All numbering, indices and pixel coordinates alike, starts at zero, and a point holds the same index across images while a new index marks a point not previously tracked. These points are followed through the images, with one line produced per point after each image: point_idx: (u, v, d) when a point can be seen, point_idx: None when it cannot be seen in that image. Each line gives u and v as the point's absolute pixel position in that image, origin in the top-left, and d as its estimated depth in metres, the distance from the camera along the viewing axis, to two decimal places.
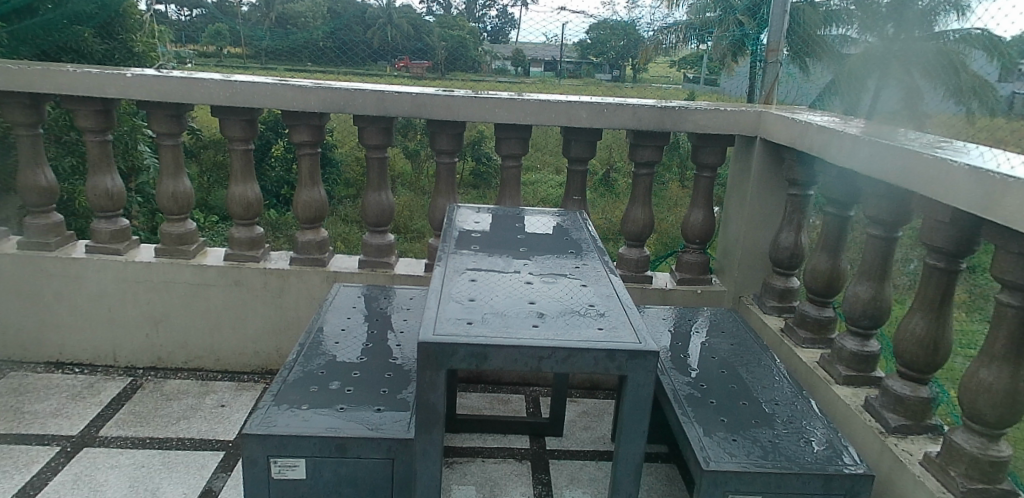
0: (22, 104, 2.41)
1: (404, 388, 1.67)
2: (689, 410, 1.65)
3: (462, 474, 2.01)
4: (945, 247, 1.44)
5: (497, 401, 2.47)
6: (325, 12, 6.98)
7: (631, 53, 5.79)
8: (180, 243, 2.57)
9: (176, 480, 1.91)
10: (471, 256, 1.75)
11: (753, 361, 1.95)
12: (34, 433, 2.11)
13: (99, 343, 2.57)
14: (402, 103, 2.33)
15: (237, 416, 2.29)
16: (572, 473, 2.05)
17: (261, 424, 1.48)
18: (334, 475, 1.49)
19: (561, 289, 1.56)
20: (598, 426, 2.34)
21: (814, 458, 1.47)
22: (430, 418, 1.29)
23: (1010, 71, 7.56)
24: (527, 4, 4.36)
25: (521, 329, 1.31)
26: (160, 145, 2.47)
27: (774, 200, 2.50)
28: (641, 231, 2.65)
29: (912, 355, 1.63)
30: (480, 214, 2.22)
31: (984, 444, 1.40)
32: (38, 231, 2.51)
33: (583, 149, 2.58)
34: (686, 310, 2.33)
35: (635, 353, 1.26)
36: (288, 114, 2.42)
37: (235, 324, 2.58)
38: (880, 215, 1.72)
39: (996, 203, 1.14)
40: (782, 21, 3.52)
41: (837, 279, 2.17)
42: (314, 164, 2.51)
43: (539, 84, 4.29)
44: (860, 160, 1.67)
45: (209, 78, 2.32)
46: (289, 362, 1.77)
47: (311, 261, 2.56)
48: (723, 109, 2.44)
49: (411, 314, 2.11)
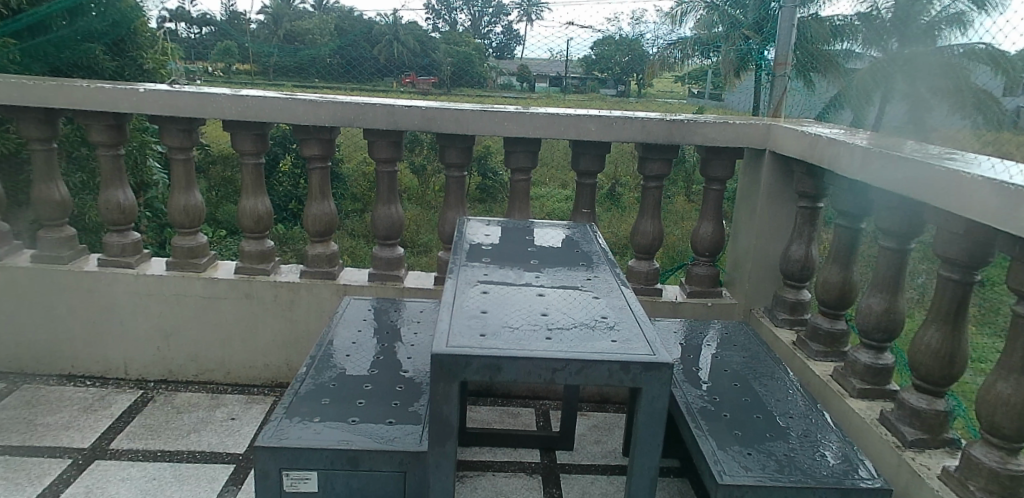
0: (38, 118, 2.43)
1: (416, 401, 1.66)
2: (702, 424, 1.64)
3: (473, 488, 2.00)
4: (958, 258, 1.43)
5: (507, 415, 2.47)
6: (335, 32, 7.10)
7: (638, 68, 6.21)
8: (191, 257, 2.58)
9: (186, 493, 1.90)
10: (481, 268, 1.76)
11: (766, 374, 1.94)
12: (46, 445, 2.11)
13: (110, 356, 2.58)
14: (413, 116, 2.34)
15: (247, 429, 2.29)
16: (583, 487, 2.03)
17: (274, 435, 1.47)
18: (346, 488, 1.49)
19: (572, 301, 1.56)
20: (609, 439, 2.33)
21: (830, 471, 1.45)
22: (443, 430, 1.28)
23: (1015, 83, 7.68)
24: (533, 20, 4.45)
25: (534, 341, 1.30)
26: (172, 159, 2.49)
27: (784, 212, 2.50)
28: (650, 244, 2.64)
29: (928, 367, 1.62)
30: (489, 226, 2.23)
31: (1004, 458, 1.38)
32: (51, 244, 2.53)
33: (592, 162, 2.56)
34: (698, 323, 2.31)
35: (649, 365, 1.25)
36: (299, 128, 2.44)
37: (246, 336, 2.58)
38: (892, 226, 1.72)
39: (1009, 215, 1.14)
40: (789, 36, 3.56)
41: (849, 292, 2.15)
42: (325, 179, 2.51)
43: (545, 100, 4.44)
44: (871, 173, 1.67)
45: (219, 93, 2.34)
46: (300, 374, 1.76)
47: (321, 274, 2.57)
48: (732, 123, 2.44)
49: (421, 327, 2.11)
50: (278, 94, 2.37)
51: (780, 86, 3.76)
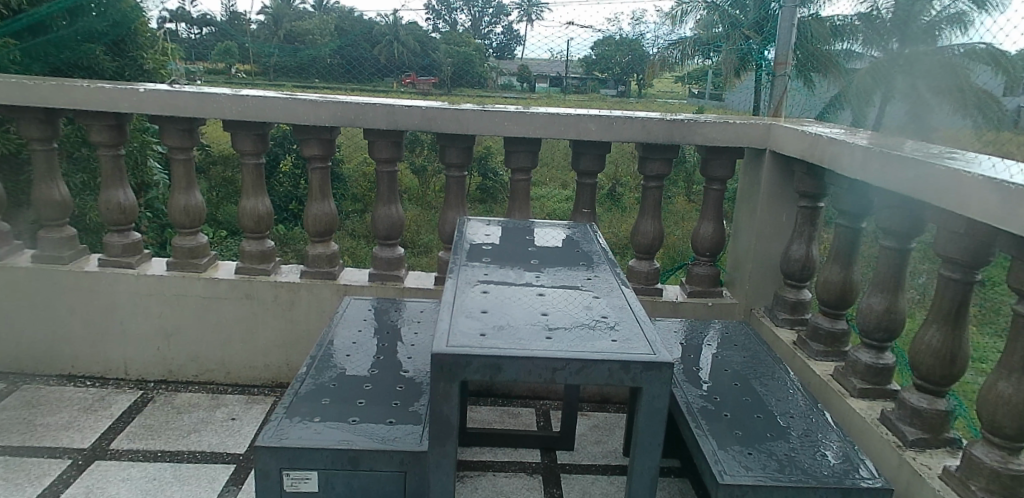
0: (38, 118, 2.43)
1: (416, 401, 1.66)
2: (703, 424, 1.64)
3: (473, 489, 2.00)
4: (959, 258, 1.43)
5: (507, 415, 2.46)
6: (336, 32, 7.11)
7: (638, 68, 6.22)
8: (192, 257, 2.58)
9: (187, 493, 1.90)
10: (482, 268, 1.75)
11: (766, 374, 1.94)
12: (46, 445, 2.11)
13: (110, 356, 2.58)
14: (413, 116, 2.34)
15: (248, 429, 2.29)
16: (584, 488, 2.03)
17: (274, 435, 1.47)
18: (346, 488, 1.49)
19: (573, 301, 1.56)
20: (609, 440, 2.32)
21: (831, 471, 1.45)
22: (444, 430, 1.28)
23: (1015, 83, 7.67)
24: (533, 20, 4.45)
25: (534, 341, 1.30)
26: (172, 159, 2.49)
27: (784, 212, 2.50)
28: (651, 244, 2.64)
29: (929, 366, 1.62)
30: (489, 226, 2.23)
31: (1005, 458, 1.37)
32: (51, 245, 2.53)
33: (592, 162, 2.56)
34: (698, 323, 2.31)
35: (650, 365, 1.25)
36: (299, 128, 2.44)
37: (246, 337, 2.58)
38: (893, 226, 1.72)
39: (1010, 214, 1.13)
40: (790, 36, 3.56)
41: (850, 291, 2.15)
42: (325, 178, 2.51)
43: (546, 100, 4.44)
44: (871, 173, 1.67)
45: (220, 92, 2.34)
46: (300, 375, 1.76)
47: (321, 274, 2.57)
48: (732, 122, 2.44)
49: (421, 327, 2.11)
50: (278, 94, 2.37)
51: (780, 86, 3.76)
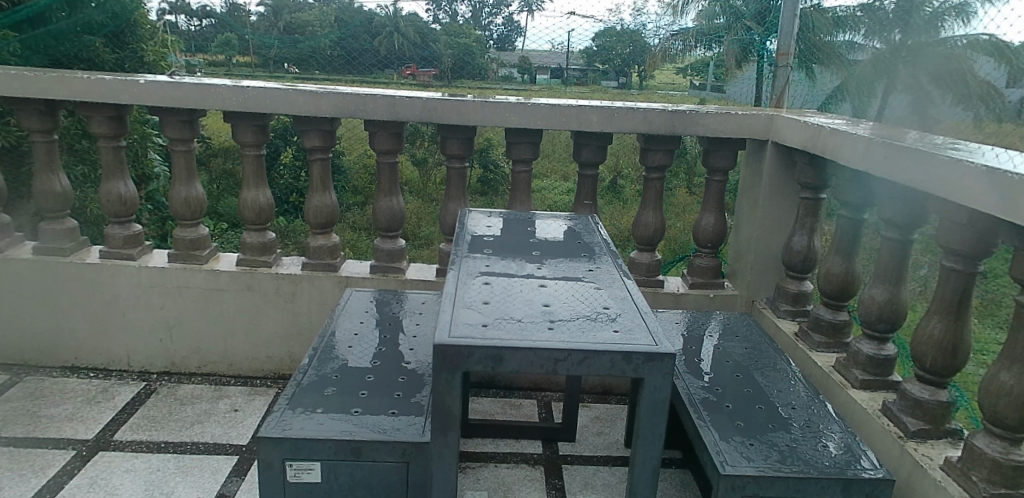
0: (38, 110, 2.42)
1: (418, 392, 1.66)
2: (704, 415, 1.64)
3: (475, 480, 2.00)
4: (961, 249, 1.43)
5: (509, 406, 2.47)
6: (337, 23, 7.08)
7: (638, 59, 6.21)
8: (193, 249, 2.58)
9: (190, 484, 1.91)
10: (483, 259, 1.75)
11: (768, 365, 1.94)
12: (50, 437, 2.12)
13: (113, 347, 2.59)
14: (414, 107, 2.33)
15: (250, 421, 2.29)
16: (586, 478, 2.04)
17: (278, 426, 1.48)
18: (349, 478, 1.49)
19: (574, 292, 1.56)
20: (611, 431, 2.33)
21: (832, 462, 1.45)
22: (446, 420, 1.28)
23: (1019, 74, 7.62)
24: (534, 11, 4.42)
25: (536, 332, 1.30)
26: (172, 151, 2.49)
27: (786, 203, 2.49)
28: (652, 235, 2.63)
29: (931, 358, 1.62)
30: (490, 218, 2.22)
31: (1006, 449, 1.38)
32: (52, 237, 2.52)
33: (594, 153, 2.55)
34: (699, 314, 2.31)
35: (651, 356, 1.25)
36: (300, 119, 2.43)
37: (248, 329, 2.58)
38: (895, 217, 1.71)
39: (1012, 204, 1.13)
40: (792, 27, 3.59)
41: (852, 283, 2.15)
42: (325, 170, 2.50)
43: (547, 91, 4.43)
44: (873, 163, 1.66)
45: (220, 84, 2.33)
46: (303, 366, 1.77)
47: (322, 266, 2.57)
48: (735, 113, 2.43)
49: (423, 318, 2.11)
50: (278, 85, 2.36)
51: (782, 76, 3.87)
